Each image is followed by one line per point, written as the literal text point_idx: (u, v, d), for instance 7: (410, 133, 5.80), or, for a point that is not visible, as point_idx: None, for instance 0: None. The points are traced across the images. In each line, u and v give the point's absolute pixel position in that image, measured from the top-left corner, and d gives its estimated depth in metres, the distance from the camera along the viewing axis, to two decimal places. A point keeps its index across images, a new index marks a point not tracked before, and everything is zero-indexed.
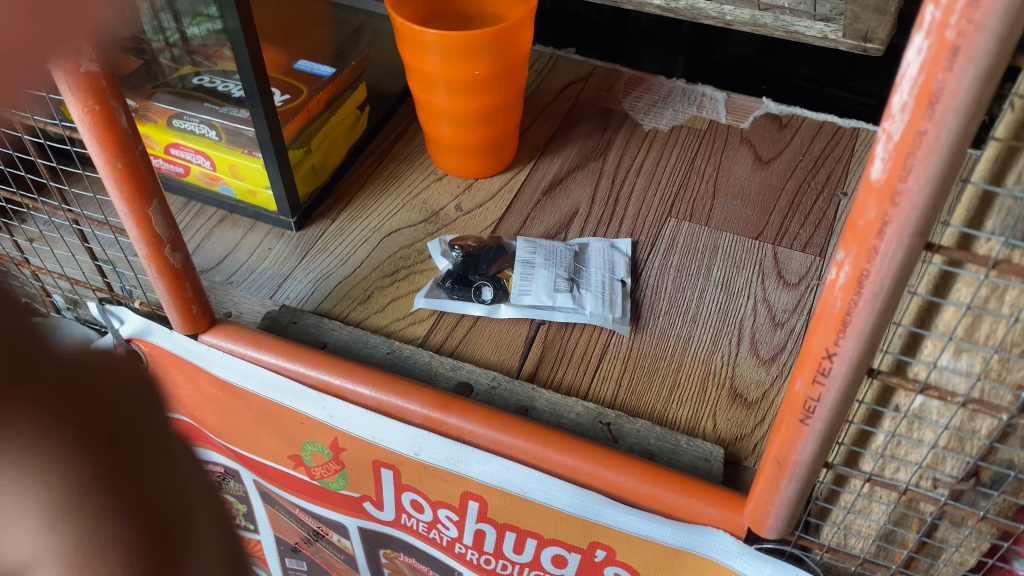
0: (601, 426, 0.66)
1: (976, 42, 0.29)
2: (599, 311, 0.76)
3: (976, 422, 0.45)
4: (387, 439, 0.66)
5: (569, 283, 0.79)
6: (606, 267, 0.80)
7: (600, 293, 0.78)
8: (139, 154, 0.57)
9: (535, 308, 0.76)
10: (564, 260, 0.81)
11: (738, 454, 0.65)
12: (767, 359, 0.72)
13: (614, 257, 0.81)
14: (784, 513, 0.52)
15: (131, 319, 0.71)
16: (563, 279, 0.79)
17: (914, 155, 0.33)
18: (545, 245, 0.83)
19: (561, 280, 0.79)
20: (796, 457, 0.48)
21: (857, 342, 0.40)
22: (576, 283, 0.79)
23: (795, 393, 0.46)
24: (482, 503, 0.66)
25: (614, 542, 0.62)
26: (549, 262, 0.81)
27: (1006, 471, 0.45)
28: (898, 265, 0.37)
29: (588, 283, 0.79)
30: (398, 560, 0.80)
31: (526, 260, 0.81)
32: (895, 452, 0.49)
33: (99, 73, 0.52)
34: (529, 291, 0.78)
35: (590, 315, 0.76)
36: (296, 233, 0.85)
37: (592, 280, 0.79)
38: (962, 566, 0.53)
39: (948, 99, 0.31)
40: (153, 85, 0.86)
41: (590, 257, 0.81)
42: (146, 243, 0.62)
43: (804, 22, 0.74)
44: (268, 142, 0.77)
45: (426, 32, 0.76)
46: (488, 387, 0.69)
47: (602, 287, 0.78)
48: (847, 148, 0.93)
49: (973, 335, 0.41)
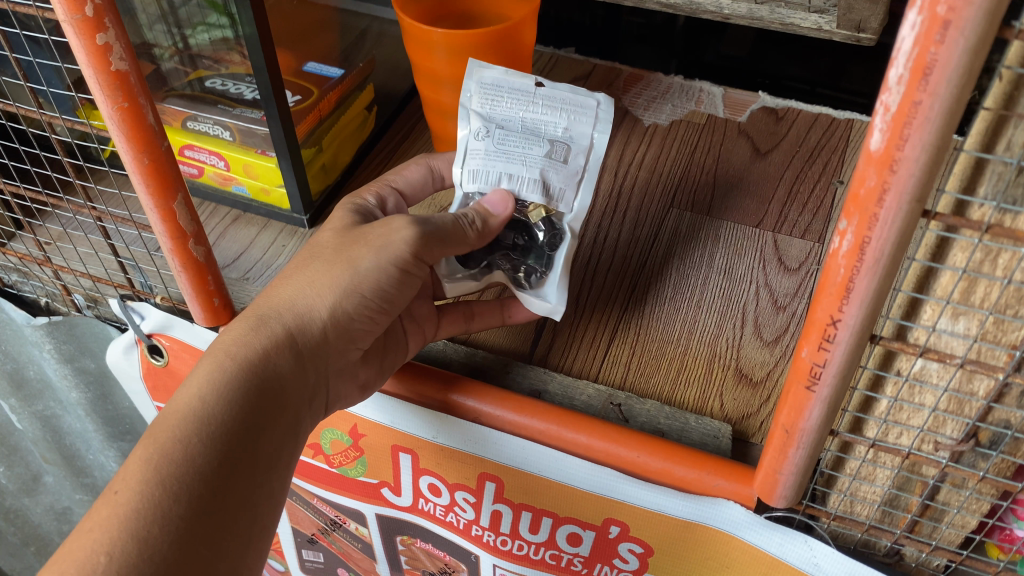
0: (611, 406, 0.68)
1: (965, 17, 0.32)
2: (591, 124, 0.70)
3: (974, 384, 0.47)
4: (407, 424, 0.68)
5: (552, 141, 0.69)
6: (515, 101, 0.70)
7: (564, 109, 0.70)
8: (165, 150, 0.60)
9: (577, 183, 0.69)
10: (511, 143, 0.69)
11: (746, 431, 0.68)
12: (770, 341, 0.74)
13: (507, 92, 0.70)
14: (792, 482, 0.54)
15: (151, 315, 0.73)
16: (546, 147, 0.69)
17: (910, 124, 0.35)
18: (489, 160, 0.68)
19: (552, 151, 0.69)
20: (804, 425, 0.50)
21: (860, 308, 0.43)
22: (547, 135, 0.69)
23: (801, 361, 0.48)
24: (499, 483, 0.68)
25: (628, 518, 0.64)
26: (514, 161, 0.68)
27: (1003, 431, 0.47)
28: (897, 231, 0.39)
29: (550, 127, 0.69)
30: (415, 546, 0.82)
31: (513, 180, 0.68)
32: (898, 417, 0.51)
33: (128, 72, 0.54)
34: (558, 181, 0.68)
35: (589, 108, 0.70)
36: (308, 230, 0.88)
37: (548, 116, 0.70)
38: (964, 529, 0.56)
39: (941, 70, 0.33)
40: (164, 90, 0.89)
41: (516, 119, 0.70)
42: (171, 237, 0.64)
43: (799, 14, 0.77)
44: (282, 142, 0.80)
45: (433, 31, 0.78)
46: (503, 370, 0.72)
47: (550, 100, 0.70)
48: (843, 139, 0.95)
49: (969, 299, 0.43)
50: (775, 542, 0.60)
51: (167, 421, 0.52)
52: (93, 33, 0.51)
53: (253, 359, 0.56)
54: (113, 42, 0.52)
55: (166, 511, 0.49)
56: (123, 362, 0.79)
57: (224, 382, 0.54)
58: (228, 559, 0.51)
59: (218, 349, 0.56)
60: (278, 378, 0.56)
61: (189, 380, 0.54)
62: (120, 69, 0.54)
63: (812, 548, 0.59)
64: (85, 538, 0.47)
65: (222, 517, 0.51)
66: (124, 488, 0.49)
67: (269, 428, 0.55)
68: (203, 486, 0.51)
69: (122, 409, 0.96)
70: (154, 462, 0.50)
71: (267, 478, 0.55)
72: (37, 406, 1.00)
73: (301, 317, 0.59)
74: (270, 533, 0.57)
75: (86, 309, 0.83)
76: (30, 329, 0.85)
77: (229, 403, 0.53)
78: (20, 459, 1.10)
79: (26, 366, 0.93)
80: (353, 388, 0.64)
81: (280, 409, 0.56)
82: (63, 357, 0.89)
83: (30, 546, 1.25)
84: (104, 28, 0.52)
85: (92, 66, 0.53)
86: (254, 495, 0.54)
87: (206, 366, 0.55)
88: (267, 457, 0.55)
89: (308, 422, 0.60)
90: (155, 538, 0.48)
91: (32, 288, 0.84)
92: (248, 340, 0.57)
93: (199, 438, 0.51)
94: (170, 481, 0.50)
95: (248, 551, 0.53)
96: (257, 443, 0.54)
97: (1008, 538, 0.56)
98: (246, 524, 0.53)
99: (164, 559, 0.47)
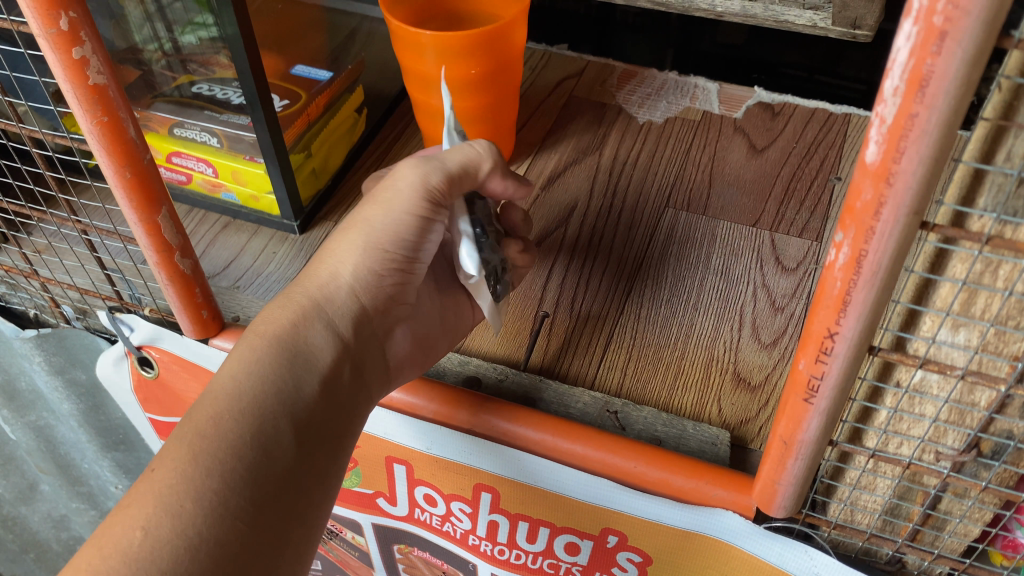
0: (608, 414, 0.67)
1: (962, 27, 0.30)
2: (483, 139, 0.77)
3: (975, 395, 0.46)
4: (398, 436, 0.68)
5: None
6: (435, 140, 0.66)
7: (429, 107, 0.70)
8: (147, 162, 0.58)
9: None
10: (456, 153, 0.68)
11: (744, 437, 0.66)
12: (768, 343, 0.73)
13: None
14: (792, 492, 0.53)
15: (141, 326, 0.72)
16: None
17: (907, 137, 0.34)
18: None
19: None
20: (802, 436, 0.49)
21: (857, 321, 0.42)
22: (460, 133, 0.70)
23: (798, 373, 0.46)
24: (495, 494, 0.67)
25: (626, 527, 0.63)
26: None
27: (1006, 442, 0.46)
28: (895, 244, 0.38)
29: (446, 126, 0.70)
30: (412, 555, 0.81)
31: None
32: (898, 428, 0.51)
33: (107, 85, 0.53)
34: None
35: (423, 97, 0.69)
36: (299, 236, 0.86)
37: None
38: (966, 538, 0.55)
39: (938, 82, 0.32)
40: (153, 94, 0.87)
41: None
42: (156, 251, 0.62)
43: (793, 11, 0.76)
44: (269, 147, 0.78)
45: (421, 33, 0.77)
46: (496, 380, 0.71)
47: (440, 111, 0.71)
48: (839, 134, 0.94)
49: (969, 311, 0.42)
50: (775, 552, 0.59)
51: (204, 402, 0.52)
52: (69, 47, 0.50)
53: (285, 334, 0.56)
54: (91, 55, 0.51)
55: (200, 488, 0.48)
56: (114, 375, 0.78)
57: (257, 357, 0.54)
58: (269, 538, 0.50)
59: (253, 331, 0.57)
60: (313, 354, 0.56)
61: (225, 364, 0.55)
62: (98, 83, 0.52)
63: (813, 558, 0.58)
64: (124, 514, 0.47)
65: (261, 492, 0.50)
66: (162, 466, 0.49)
67: (309, 399, 0.54)
68: (238, 461, 0.49)
69: (114, 420, 0.96)
70: (189, 439, 0.50)
71: (310, 454, 0.53)
72: (30, 416, 0.99)
73: (325, 285, 0.59)
74: (319, 516, 0.55)
75: (75, 320, 0.82)
76: (19, 341, 0.85)
77: (260, 376, 0.53)
78: (15, 468, 1.09)
79: (17, 377, 0.93)
80: (410, 353, 0.65)
81: (320, 381, 0.55)
82: (53, 368, 0.88)
83: (29, 554, 1.24)
84: (80, 42, 0.50)
85: (69, 80, 0.52)
86: (297, 469, 0.52)
87: (241, 349, 0.55)
88: (313, 432, 0.54)
89: (361, 396, 0.59)
90: (189, 512, 0.47)
91: (20, 299, 0.84)
92: (279, 315, 0.57)
93: (234, 412, 0.51)
94: (205, 455, 0.49)
95: (293, 528, 0.52)
96: (297, 415, 0.53)
97: (1010, 545, 0.55)
98: (288, 501, 0.51)
99: (198, 534, 0.46)
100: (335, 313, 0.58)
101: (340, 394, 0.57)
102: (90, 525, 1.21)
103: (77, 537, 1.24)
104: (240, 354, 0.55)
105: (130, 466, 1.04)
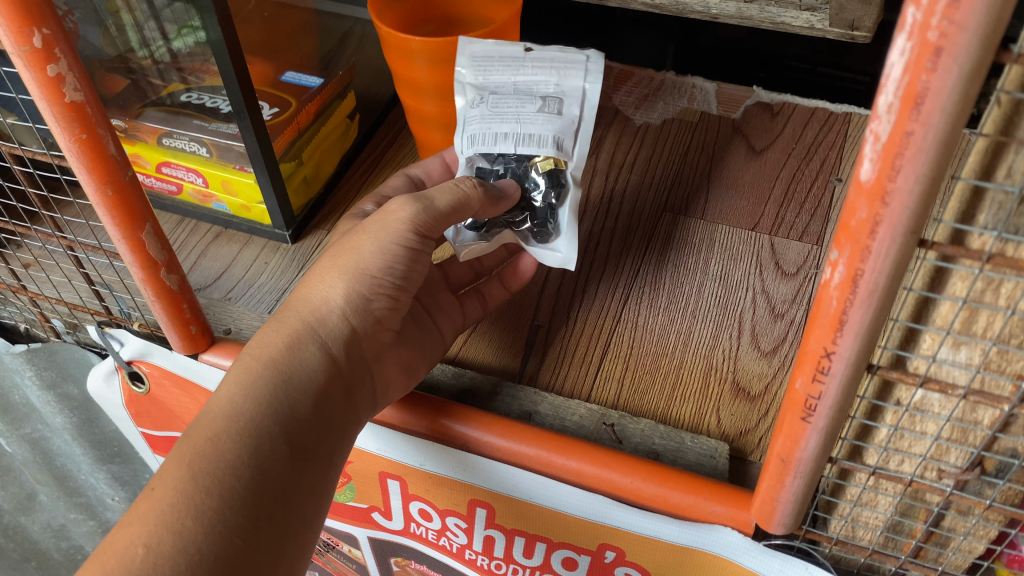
0: (604, 427, 0.66)
1: (959, 43, 0.29)
2: (583, 74, 0.74)
3: (978, 412, 0.45)
4: (393, 451, 0.66)
5: (545, 98, 0.74)
6: (497, 104, 0.74)
7: (502, 62, 0.74)
8: (129, 179, 0.57)
9: (570, 80, 0.74)
10: (507, 108, 0.74)
11: (744, 448, 0.65)
12: (768, 351, 0.71)
13: (498, 58, 0.74)
14: (790, 510, 0.52)
15: (130, 342, 0.71)
16: (540, 104, 0.73)
17: (902, 155, 0.32)
18: (486, 122, 0.73)
19: (539, 88, 0.74)
20: (800, 454, 0.47)
21: (854, 341, 0.40)
22: (537, 90, 0.74)
23: (795, 392, 0.45)
24: (491, 509, 0.66)
25: (624, 543, 0.62)
26: (500, 120, 0.73)
27: (1010, 460, 0.45)
28: (892, 264, 0.36)
29: (526, 83, 0.75)
30: (410, 568, 0.80)
31: (500, 133, 0.72)
32: (899, 445, 0.49)
33: (85, 102, 0.52)
34: (536, 128, 0.72)
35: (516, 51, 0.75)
36: (291, 245, 0.85)
37: (539, 76, 0.74)
38: (971, 554, 0.54)
39: (934, 99, 0.30)
40: (143, 102, 0.85)
41: (508, 86, 0.75)
42: (141, 267, 0.61)
43: (790, 13, 0.75)
44: (259, 156, 0.77)
45: (411, 39, 0.75)
46: (491, 392, 0.70)
47: (524, 71, 0.75)
48: (840, 134, 0.92)
49: (971, 329, 0.41)
50: (775, 568, 0.57)
51: (201, 422, 0.51)
52: (43, 64, 0.49)
53: (280, 356, 0.55)
54: (66, 72, 0.50)
55: (199, 505, 0.47)
56: (105, 390, 0.77)
57: (252, 381, 0.53)
58: (264, 552, 0.49)
59: (245, 355, 0.55)
60: (307, 376, 0.55)
61: (220, 388, 0.54)
62: (75, 100, 0.51)
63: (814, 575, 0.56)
64: (125, 532, 0.47)
65: (259, 509, 0.49)
66: (160, 485, 0.48)
67: (303, 419, 0.53)
68: (235, 480, 0.49)
69: (109, 432, 0.95)
70: (187, 459, 0.49)
71: (304, 475, 0.53)
72: (25, 429, 0.98)
73: (318, 310, 0.58)
74: (311, 533, 0.54)
75: (65, 335, 0.82)
76: (10, 356, 0.84)
77: (257, 399, 0.52)
78: (13, 479, 1.08)
79: (10, 391, 0.92)
80: (397, 377, 0.64)
81: (313, 401, 0.54)
82: (45, 381, 0.87)
83: (30, 562, 1.24)
84: (55, 59, 0.49)
85: (45, 97, 0.51)
86: (290, 491, 0.52)
87: (235, 372, 0.54)
88: (306, 452, 0.53)
89: (351, 418, 0.58)
90: (189, 530, 0.47)
91: (11, 313, 0.83)
92: (274, 338, 0.56)
93: (230, 432, 0.50)
94: (203, 476, 0.48)
95: (288, 546, 0.51)
96: (292, 435, 0.52)
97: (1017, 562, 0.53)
98: (283, 519, 0.51)
99: (199, 550, 0.46)
100: (327, 335, 0.57)
101: (336, 419, 0.56)
102: (89, 534, 1.20)
103: (77, 546, 1.23)
104: (238, 377, 0.53)
105: (128, 477, 1.03)
